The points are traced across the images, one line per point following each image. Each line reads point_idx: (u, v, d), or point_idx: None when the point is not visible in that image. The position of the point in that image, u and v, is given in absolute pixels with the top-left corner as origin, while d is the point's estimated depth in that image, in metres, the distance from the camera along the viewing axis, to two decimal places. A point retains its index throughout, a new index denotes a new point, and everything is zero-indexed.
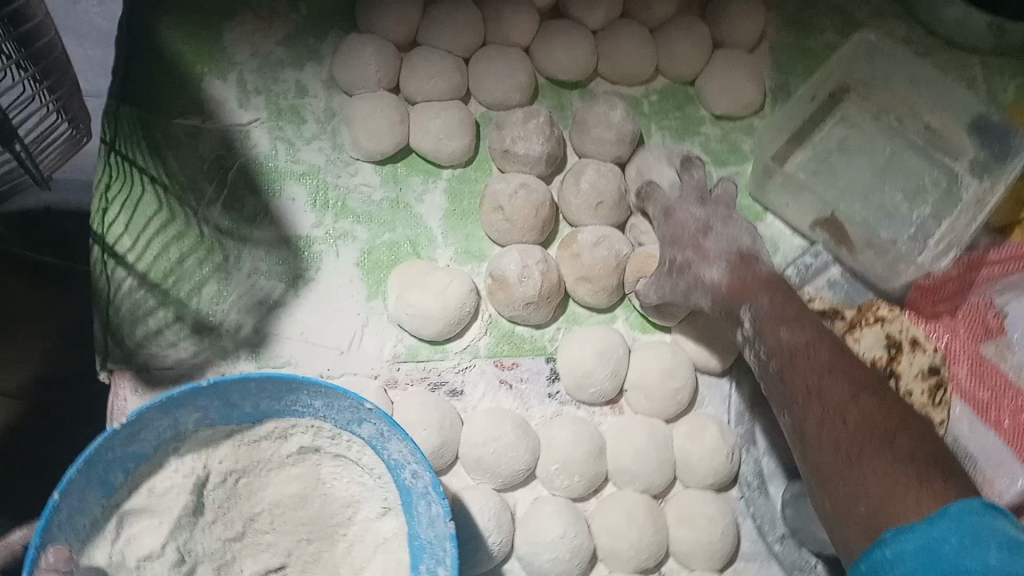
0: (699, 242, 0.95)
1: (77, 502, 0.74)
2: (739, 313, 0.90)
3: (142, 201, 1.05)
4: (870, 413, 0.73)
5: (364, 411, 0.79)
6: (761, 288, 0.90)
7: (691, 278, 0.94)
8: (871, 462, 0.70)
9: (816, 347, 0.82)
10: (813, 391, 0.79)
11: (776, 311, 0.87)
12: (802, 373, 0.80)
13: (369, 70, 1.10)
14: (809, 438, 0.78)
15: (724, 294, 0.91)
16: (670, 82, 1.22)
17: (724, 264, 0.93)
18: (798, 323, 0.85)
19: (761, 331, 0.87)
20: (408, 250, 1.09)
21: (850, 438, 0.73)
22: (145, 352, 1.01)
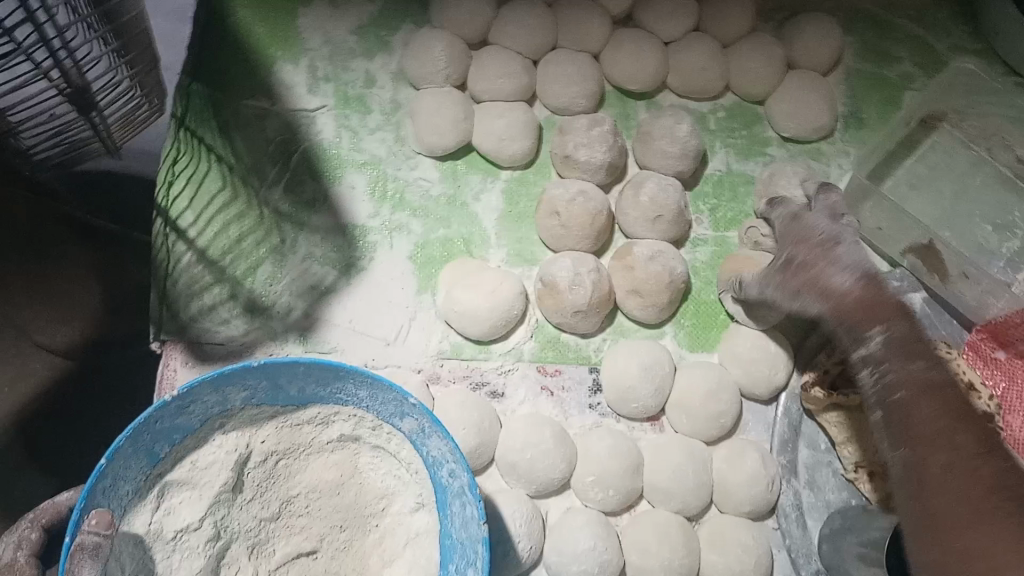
0: (829, 248, 0.80)
1: (121, 468, 0.75)
2: (866, 329, 0.72)
3: (207, 177, 1.09)
4: (1011, 476, 0.59)
5: (408, 406, 0.79)
6: (898, 306, 0.71)
7: (811, 277, 0.79)
8: (1009, 534, 0.56)
9: (951, 390, 0.65)
10: (943, 436, 0.63)
11: (911, 336, 0.69)
12: (935, 415, 0.64)
13: (439, 66, 1.11)
14: (926, 489, 0.62)
15: (848, 303, 0.74)
16: (738, 100, 1.20)
17: (858, 272, 0.75)
18: (937, 357, 0.67)
19: (886, 356, 0.69)
20: (462, 248, 1.08)
21: (977, 495, 0.59)
22: (197, 326, 1.02)
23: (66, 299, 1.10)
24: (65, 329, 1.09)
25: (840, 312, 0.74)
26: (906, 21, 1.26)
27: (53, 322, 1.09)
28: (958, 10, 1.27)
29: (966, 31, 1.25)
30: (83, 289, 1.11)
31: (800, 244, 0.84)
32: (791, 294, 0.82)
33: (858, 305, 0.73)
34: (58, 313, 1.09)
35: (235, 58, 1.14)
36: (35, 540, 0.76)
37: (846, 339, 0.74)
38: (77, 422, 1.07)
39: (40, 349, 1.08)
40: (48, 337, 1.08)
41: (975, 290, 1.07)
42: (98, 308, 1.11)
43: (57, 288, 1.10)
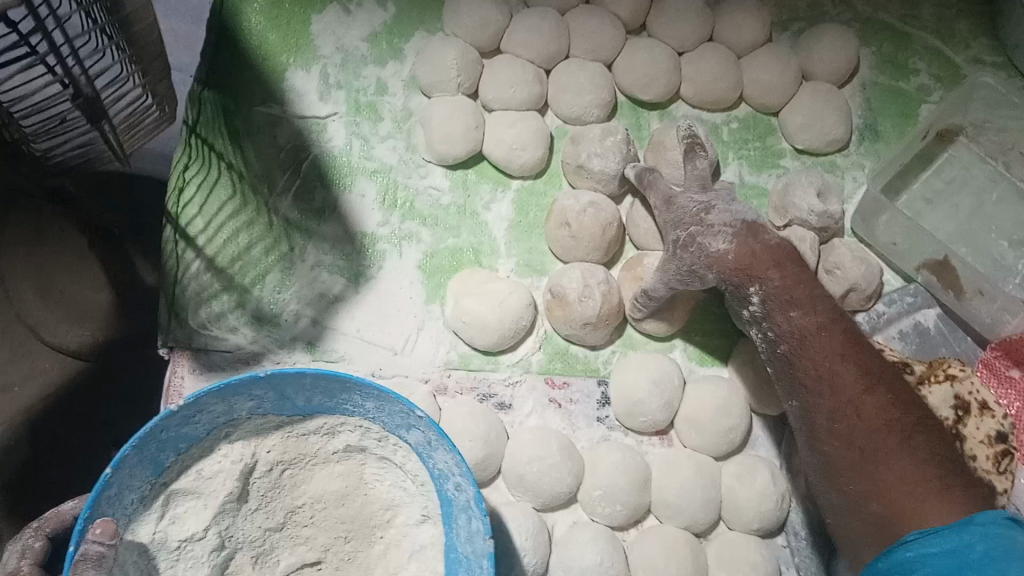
0: (703, 218, 0.89)
1: (127, 478, 0.74)
2: (747, 289, 0.86)
3: (218, 185, 1.08)
4: (886, 409, 0.79)
5: (415, 418, 0.78)
6: (770, 262, 0.85)
7: (696, 250, 0.88)
8: (890, 461, 0.77)
9: (829, 333, 0.83)
10: (826, 383, 0.82)
11: (785, 289, 0.84)
12: (816, 363, 0.83)
13: (450, 73, 1.10)
14: (819, 427, 0.83)
15: (731, 267, 0.86)
16: (753, 111, 1.19)
17: (728, 234, 0.87)
18: (809, 303, 0.84)
19: (770, 311, 0.85)
20: (471, 258, 1.08)
21: (866, 436, 0.79)
22: (206, 334, 1.02)
23: (76, 300, 1.13)
24: (77, 329, 1.12)
25: (725, 275, 0.86)
26: (923, 32, 1.25)
27: (66, 324, 1.11)
28: (976, 22, 1.26)
29: (985, 44, 1.25)
30: (92, 290, 1.14)
31: (678, 220, 0.91)
32: (681, 269, 0.89)
33: (737, 268, 0.85)
34: (72, 313, 1.12)
35: (245, 65, 1.13)
36: (38, 549, 0.75)
37: (732, 298, 0.89)
38: (82, 423, 1.10)
39: (51, 348, 1.11)
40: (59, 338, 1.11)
41: (990, 307, 1.04)
42: (105, 309, 1.14)
43: (63, 287, 1.12)
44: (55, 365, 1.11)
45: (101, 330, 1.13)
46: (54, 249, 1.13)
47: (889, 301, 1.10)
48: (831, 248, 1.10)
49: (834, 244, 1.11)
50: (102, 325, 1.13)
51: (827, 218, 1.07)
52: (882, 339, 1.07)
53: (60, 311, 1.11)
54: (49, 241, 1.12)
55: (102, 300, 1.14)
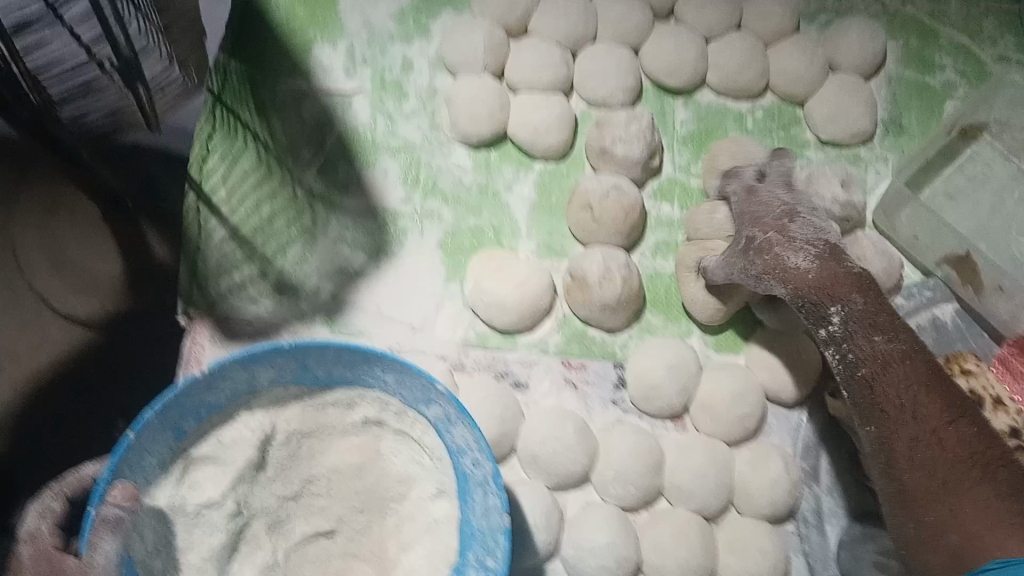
0: (785, 227, 0.87)
1: (148, 442, 0.75)
2: (827, 309, 0.79)
3: (243, 156, 1.10)
4: (972, 441, 0.70)
5: (434, 393, 0.79)
6: (851, 284, 0.79)
7: (772, 260, 0.85)
8: (972, 494, 0.68)
9: (912, 362, 0.75)
10: (908, 410, 0.74)
11: (869, 312, 0.78)
12: (895, 390, 0.75)
13: (477, 53, 1.10)
14: (898, 455, 0.74)
15: (809, 283, 0.81)
16: (779, 100, 1.18)
17: (813, 253, 0.83)
18: (895, 330, 0.77)
19: (850, 333, 0.78)
20: (491, 238, 1.08)
21: (947, 467, 0.70)
22: (227, 304, 1.04)
23: (86, 270, 1.00)
24: (83, 299, 0.99)
25: (801, 292, 0.81)
26: (951, 28, 1.24)
27: (71, 292, 0.98)
28: (1004, 20, 1.25)
29: (1012, 42, 1.24)
30: (103, 259, 1.01)
31: (758, 223, 0.90)
32: (752, 274, 0.88)
33: (816, 287, 0.80)
34: (78, 283, 0.99)
35: (272, 39, 1.14)
36: (58, 510, 0.76)
37: (807, 317, 0.82)
38: (89, 398, 1.00)
39: (60, 320, 0.97)
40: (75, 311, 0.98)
41: (1008, 305, 1.04)
42: (117, 280, 1.03)
43: (72, 253, 0.98)
44: (63, 337, 0.98)
45: (104, 302, 1.02)
46: (67, 211, 0.96)
47: (908, 295, 1.09)
48: (853, 240, 1.10)
49: (857, 238, 1.10)
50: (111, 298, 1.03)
51: (849, 208, 1.09)
52: None
53: (70, 281, 0.98)
54: (64, 205, 0.95)
55: (110, 271, 1.02)
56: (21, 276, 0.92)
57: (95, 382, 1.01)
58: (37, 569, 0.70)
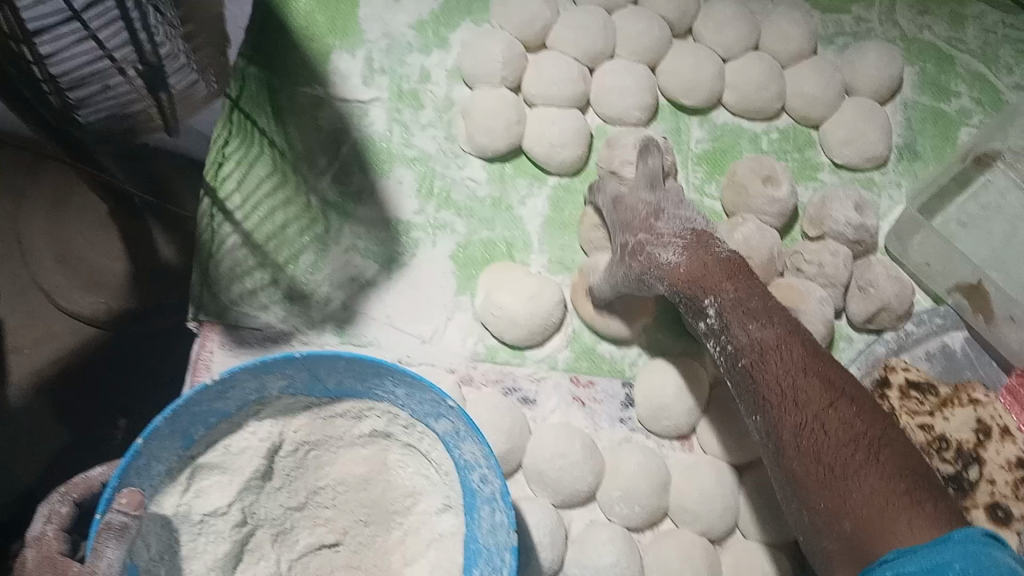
0: (651, 224, 0.90)
1: (157, 448, 0.75)
2: (702, 301, 0.82)
3: (259, 162, 1.09)
4: (852, 421, 0.69)
5: (445, 407, 0.78)
6: (721, 274, 0.82)
7: (645, 259, 0.87)
8: (860, 479, 0.65)
9: (788, 345, 0.76)
10: (788, 396, 0.73)
11: (740, 299, 0.80)
12: (775, 375, 0.74)
13: (495, 66, 1.10)
14: (784, 443, 0.72)
15: (682, 277, 0.83)
16: (794, 122, 1.19)
17: (680, 245, 0.86)
18: (768, 316, 0.78)
19: (726, 324, 0.80)
20: (504, 251, 1.08)
21: (832, 452, 0.68)
22: (237, 310, 1.03)
23: (93, 266, 1.13)
24: (91, 295, 1.13)
25: (677, 286, 0.84)
26: (968, 55, 1.24)
27: (79, 290, 1.13)
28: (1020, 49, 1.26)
29: None
30: (108, 257, 1.14)
31: (632, 216, 0.93)
32: (632, 276, 0.89)
33: (684, 281, 0.83)
34: (85, 280, 1.13)
35: (292, 47, 1.14)
36: (65, 514, 0.75)
37: (688, 312, 0.85)
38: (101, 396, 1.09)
39: (63, 312, 1.12)
40: (76, 305, 1.12)
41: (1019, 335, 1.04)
42: (122, 276, 1.13)
43: (77, 249, 1.14)
44: (68, 331, 1.12)
45: (113, 300, 1.13)
46: (74, 213, 1.14)
47: (918, 321, 1.10)
48: (866, 264, 1.10)
49: (870, 262, 1.10)
50: (122, 292, 1.13)
51: (863, 230, 1.08)
52: (909, 358, 1.08)
53: (71, 275, 1.13)
54: (72, 205, 1.14)
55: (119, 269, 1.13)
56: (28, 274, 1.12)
57: (117, 370, 1.10)
58: None
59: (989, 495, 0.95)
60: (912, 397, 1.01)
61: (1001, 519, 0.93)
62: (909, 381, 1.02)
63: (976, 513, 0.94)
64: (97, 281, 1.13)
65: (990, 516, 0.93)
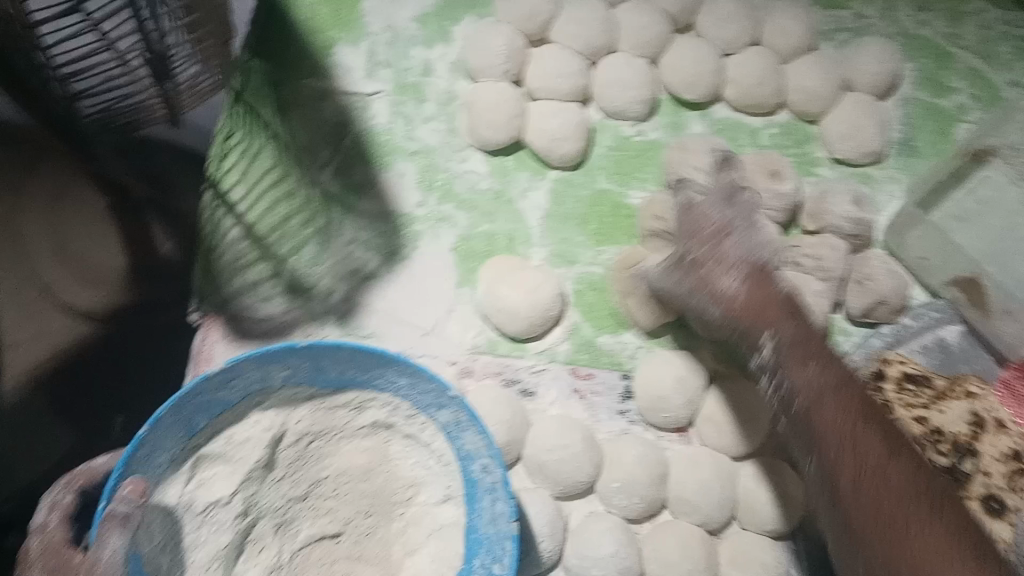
0: (718, 242, 0.88)
1: (161, 438, 0.75)
2: (760, 337, 0.83)
3: (261, 154, 1.10)
4: (912, 476, 0.72)
5: (447, 398, 0.79)
6: (781, 311, 0.83)
7: (699, 278, 0.88)
8: (919, 535, 0.67)
9: (845, 394, 0.77)
10: (846, 442, 0.74)
11: (800, 340, 0.81)
12: (834, 422, 0.75)
13: (497, 59, 1.10)
14: (836, 489, 0.73)
15: (738, 307, 0.85)
16: (794, 117, 1.19)
17: (740, 275, 0.86)
18: (825, 361, 0.79)
19: (783, 361, 0.80)
20: (505, 244, 1.09)
21: (893, 505, 0.69)
22: (237, 303, 1.05)
23: (92, 261, 1.09)
24: (89, 292, 1.08)
25: (732, 313, 0.85)
26: (967, 52, 1.25)
27: (78, 284, 1.07)
28: (1020, 46, 1.26)
29: None
30: (108, 253, 1.11)
31: (696, 229, 0.90)
32: (682, 288, 0.92)
33: (749, 318, 0.84)
34: (87, 276, 1.08)
35: (295, 39, 1.15)
36: (68, 503, 0.75)
37: (743, 346, 0.86)
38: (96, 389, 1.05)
39: None
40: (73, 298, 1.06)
41: (1016, 330, 1.06)
42: (121, 271, 1.12)
43: (77, 249, 1.07)
44: (63, 329, 1.04)
45: (113, 295, 1.10)
46: (70, 212, 1.07)
47: (916, 316, 1.12)
48: (864, 259, 1.11)
49: (868, 257, 1.11)
50: (125, 290, 1.11)
51: (861, 226, 1.10)
52: (906, 351, 1.09)
53: (71, 272, 1.06)
54: (67, 202, 1.06)
55: (117, 263, 1.11)
56: (30, 268, 1.00)
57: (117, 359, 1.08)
58: (45, 564, 0.70)
59: (984, 487, 0.95)
60: (907, 389, 1.02)
61: (995, 511, 0.94)
62: (904, 374, 1.03)
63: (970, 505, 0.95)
64: (108, 278, 1.10)
65: (984, 508, 0.94)
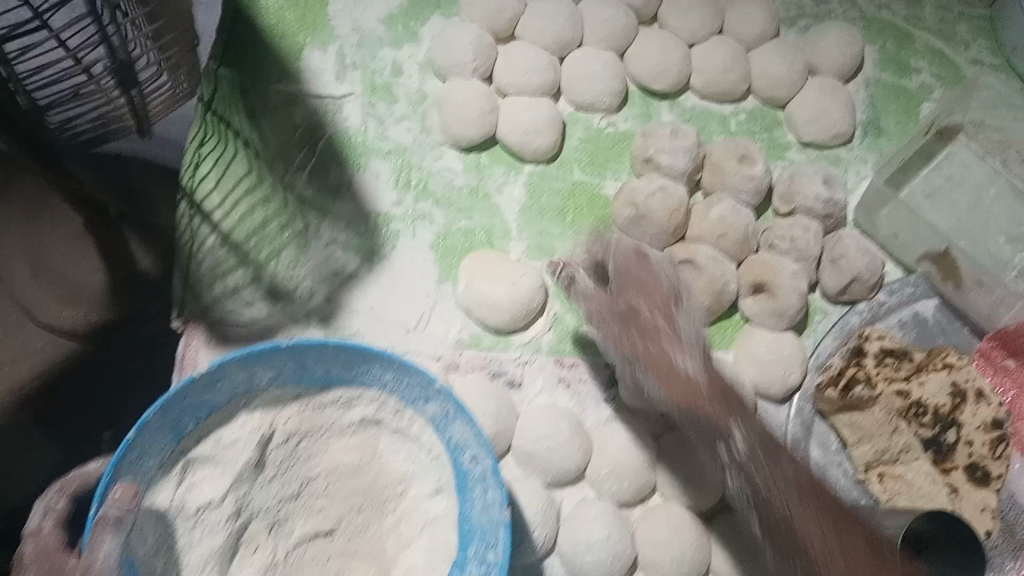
0: (670, 311, 0.90)
1: (149, 443, 0.75)
2: (731, 430, 0.83)
3: (235, 161, 1.10)
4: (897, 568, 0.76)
5: (433, 390, 0.81)
6: (737, 409, 0.85)
7: (657, 351, 0.89)
8: None
9: (808, 494, 0.80)
10: (828, 541, 0.77)
11: (763, 436, 0.83)
12: (809, 524, 0.79)
13: (466, 57, 1.11)
14: None
15: (700, 389, 0.86)
16: (761, 103, 1.21)
17: (699, 360, 0.88)
18: (784, 458, 0.82)
19: (751, 457, 0.82)
20: (483, 240, 1.09)
21: None
22: (219, 308, 1.03)
23: (67, 276, 1.17)
24: (69, 311, 1.16)
25: (694, 400, 0.85)
26: (925, 33, 1.28)
27: (57, 303, 1.15)
28: (976, 25, 1.29)
29: (985, 46, 1.28)
30: (89, 270, 1.18)
31: (641, 295, 0.91)
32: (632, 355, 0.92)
33: (714, 413, 0.84)
34: (63, 292, 1.16)
35: (263, 43, 1.15)
36: (61, 509, 0.76)
37: (708, 436, 0.86)
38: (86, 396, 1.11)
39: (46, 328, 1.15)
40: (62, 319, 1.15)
41: (987, 299, 1.09)
42: (101, 286, 1.18)
43: (55, 264, 1.17)
44: (46, 345, 1.14)
45: (91, 311, 1.16)
46: (50, 227, 1.18)
47: (890, 291, 1.12)
48: (836, 239, 1.12)
49: (841, 235, 1.13)
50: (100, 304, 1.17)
51: (832, 205, 1.12)
52: (883, 327, 1.09)
53: (49, 287, 1.16)
54: (45, 219, 1.18)
55: (97, 280, 1.18)
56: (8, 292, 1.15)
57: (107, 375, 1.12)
58: (39, 568, 0.70)
59: (968, 456, 1.00)
60: (887, 363, 1.04)
61: (980, 479, 0.99)
62: (883, 349, 1.04)
63: (956, 475, 0.99)
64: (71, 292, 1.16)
65: (970, 476, 0.99)
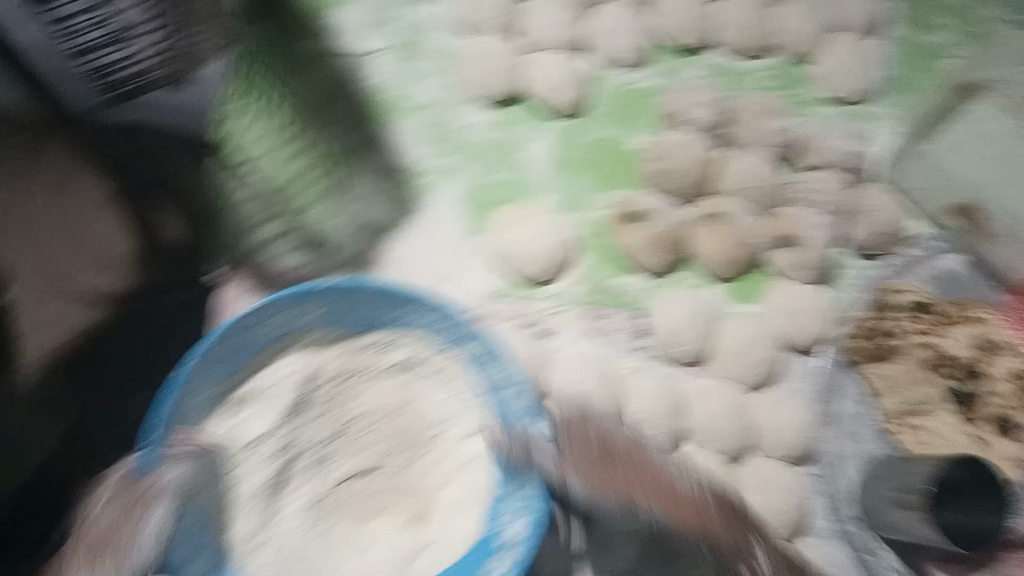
0: (644, 447, 0.85)
1: (201, 377, 0.80)
2: (750, 546, 0.81)
3: (271, 114, 1.04)
4: None
5: (471, 330, 0.85)
6: (745, 532, 0.82)
7: (650, 475, 0.82)
8: None
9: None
10: None
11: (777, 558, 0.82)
12: None
13: (492, 12, 1.12)
14: None
15: (706, 509, 0.81)
16: (788, 59, 1.18)
17: (696, 486, 0.84)
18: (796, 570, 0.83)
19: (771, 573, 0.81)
20: (512, 193, 1.11)
21: None
22: (258, 256, 1.06)
23: (95, 239, 0.88)
24: (100, 274, 0.89)
25: (706, 521, 0.80)
26: None
27: (91, 267, 0.88)
28: None
29: None
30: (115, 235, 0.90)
31: (610, 442, 0.84)
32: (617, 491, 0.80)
33: (730, 536, 0.80)
34: (91, 257, 0.88)
35: None
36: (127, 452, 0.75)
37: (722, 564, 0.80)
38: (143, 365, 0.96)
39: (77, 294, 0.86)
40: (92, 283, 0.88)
41: (1016, 252, 1.10)
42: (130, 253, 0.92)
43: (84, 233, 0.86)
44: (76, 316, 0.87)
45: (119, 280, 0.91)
46: (75, 200, 0.85)
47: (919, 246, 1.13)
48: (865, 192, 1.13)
49: (868, 190, 1.13)
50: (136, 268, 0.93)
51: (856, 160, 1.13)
52: (913, 281, 1.11)
53: (75, 252, 0.85)
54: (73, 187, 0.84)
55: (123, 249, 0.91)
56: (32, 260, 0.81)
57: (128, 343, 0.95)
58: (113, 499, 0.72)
59: (993, 408, 1.01)
60: (913, 317, 1.07)
61: (1005, 429, 1.00)
62: (909, 302, 1.08)
63: (979, 424, 1.01)
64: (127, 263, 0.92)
65: (994, 427, 1.00)
